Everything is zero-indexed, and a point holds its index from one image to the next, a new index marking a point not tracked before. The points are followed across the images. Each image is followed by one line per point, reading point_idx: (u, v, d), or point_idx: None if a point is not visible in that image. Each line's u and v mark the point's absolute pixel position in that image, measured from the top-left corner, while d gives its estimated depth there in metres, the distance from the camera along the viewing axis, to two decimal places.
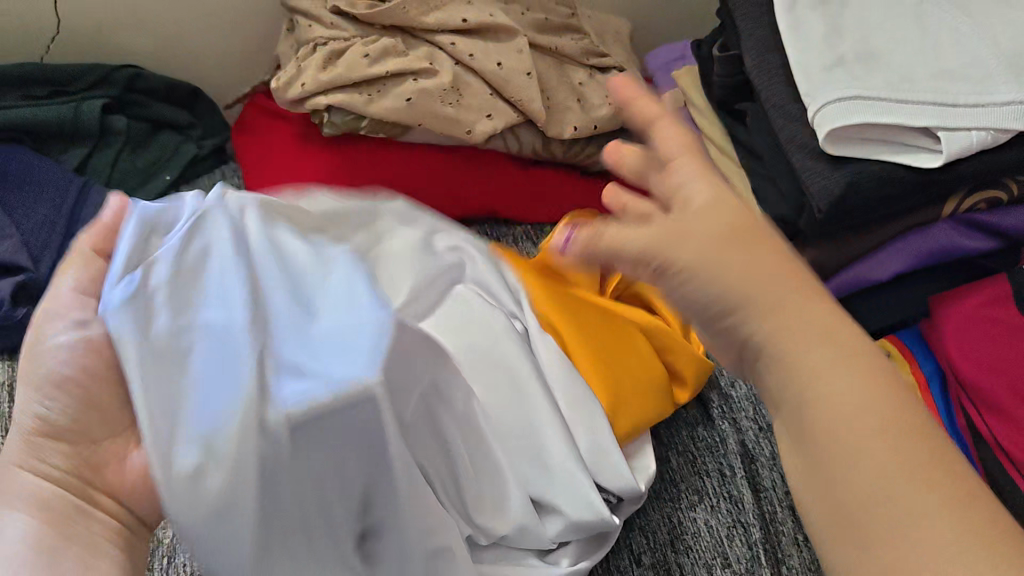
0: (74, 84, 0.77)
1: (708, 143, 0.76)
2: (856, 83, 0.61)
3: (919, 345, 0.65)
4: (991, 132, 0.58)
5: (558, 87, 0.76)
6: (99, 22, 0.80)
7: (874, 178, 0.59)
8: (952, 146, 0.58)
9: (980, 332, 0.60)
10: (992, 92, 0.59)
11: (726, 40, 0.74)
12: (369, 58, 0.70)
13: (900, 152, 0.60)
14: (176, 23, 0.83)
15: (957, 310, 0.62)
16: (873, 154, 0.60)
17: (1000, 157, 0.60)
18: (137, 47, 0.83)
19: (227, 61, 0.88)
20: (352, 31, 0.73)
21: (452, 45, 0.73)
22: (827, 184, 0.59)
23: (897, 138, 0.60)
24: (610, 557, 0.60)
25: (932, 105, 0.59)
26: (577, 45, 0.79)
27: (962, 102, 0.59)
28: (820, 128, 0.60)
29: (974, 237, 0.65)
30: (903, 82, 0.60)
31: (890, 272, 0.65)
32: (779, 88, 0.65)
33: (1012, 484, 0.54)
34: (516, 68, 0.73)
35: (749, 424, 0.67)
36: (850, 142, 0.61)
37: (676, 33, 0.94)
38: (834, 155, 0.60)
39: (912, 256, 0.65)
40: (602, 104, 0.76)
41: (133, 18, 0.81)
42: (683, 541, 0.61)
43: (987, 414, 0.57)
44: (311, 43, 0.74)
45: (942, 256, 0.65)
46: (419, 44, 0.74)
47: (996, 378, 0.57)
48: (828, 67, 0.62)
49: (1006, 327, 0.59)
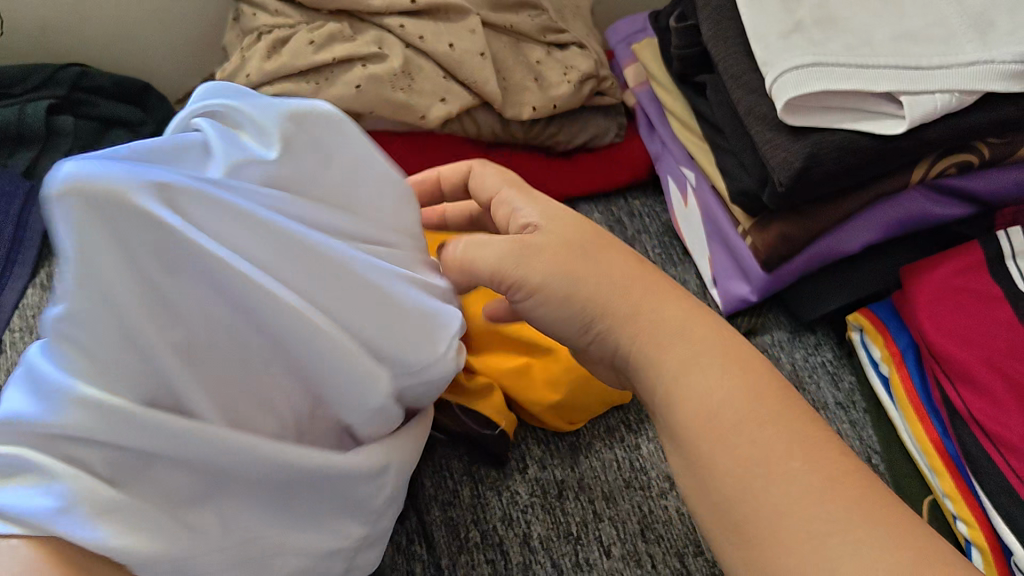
0: (18, 86, 0.75)
1: (672, 118, 0.74)
2: (813, 49, 0.58)
3: (893, 319, 0.63)
4: (956, 94, 0.56)
5: (514, 66, 0.74)
6: (42, 21, 0.77)
7: (836, 148, 0.57)
8: (916, 111, 0.55)
9: (952, 302, 0.58)
10: (957, 53, 0.57)
11: (684, 11, 0.71)
12: (315, 45, 0.68)
13: (861, 120, 0.57)
14: (123, 18, 0.80)
15: (928, 280, 0.60)
16: (832, 124, 0.57)
17: (968, 120, 0.57)
18: (83, 45, 0.81)
19: (179, 54, 0.85)
20: (298, 18, 0.71)
21: (401, 28, 0.70)
22: (788, 156, 0.57)
23: (858, 106, 0.58)
24: (579, 550, 0.58)
25: (893, 69, 0.57)
26: (534, 21, 0.77)
27: (925, 64, 0.56)
28: (778, 97, 0.57)
29: (943, 202, 0.63)
30: (864, 46, 0.58)
31: (860, 244, 0.63)
32: (737, 58, 0.63)
33: (989, 459, 0.52)
34: (468, 49, 0.71)
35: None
36: (810, 111, 0.58)
37: (639, 6, 0.91)
38: (794, 126, 0.58)
39: (882, 226, 0.63)
40: (561, 81, 0.74)
41: (77, 14, 0.78)
42: (653, 531, 0.59)
43: (961, 385, 0.55)
44: (257, 32, 0.71)
45: (912, 224, 0.63)
46: (367, 28, 0.72)
47: (971, 350, 0.55)
48: (785, 33, 0.60)
49: (979, 296, 0.58)
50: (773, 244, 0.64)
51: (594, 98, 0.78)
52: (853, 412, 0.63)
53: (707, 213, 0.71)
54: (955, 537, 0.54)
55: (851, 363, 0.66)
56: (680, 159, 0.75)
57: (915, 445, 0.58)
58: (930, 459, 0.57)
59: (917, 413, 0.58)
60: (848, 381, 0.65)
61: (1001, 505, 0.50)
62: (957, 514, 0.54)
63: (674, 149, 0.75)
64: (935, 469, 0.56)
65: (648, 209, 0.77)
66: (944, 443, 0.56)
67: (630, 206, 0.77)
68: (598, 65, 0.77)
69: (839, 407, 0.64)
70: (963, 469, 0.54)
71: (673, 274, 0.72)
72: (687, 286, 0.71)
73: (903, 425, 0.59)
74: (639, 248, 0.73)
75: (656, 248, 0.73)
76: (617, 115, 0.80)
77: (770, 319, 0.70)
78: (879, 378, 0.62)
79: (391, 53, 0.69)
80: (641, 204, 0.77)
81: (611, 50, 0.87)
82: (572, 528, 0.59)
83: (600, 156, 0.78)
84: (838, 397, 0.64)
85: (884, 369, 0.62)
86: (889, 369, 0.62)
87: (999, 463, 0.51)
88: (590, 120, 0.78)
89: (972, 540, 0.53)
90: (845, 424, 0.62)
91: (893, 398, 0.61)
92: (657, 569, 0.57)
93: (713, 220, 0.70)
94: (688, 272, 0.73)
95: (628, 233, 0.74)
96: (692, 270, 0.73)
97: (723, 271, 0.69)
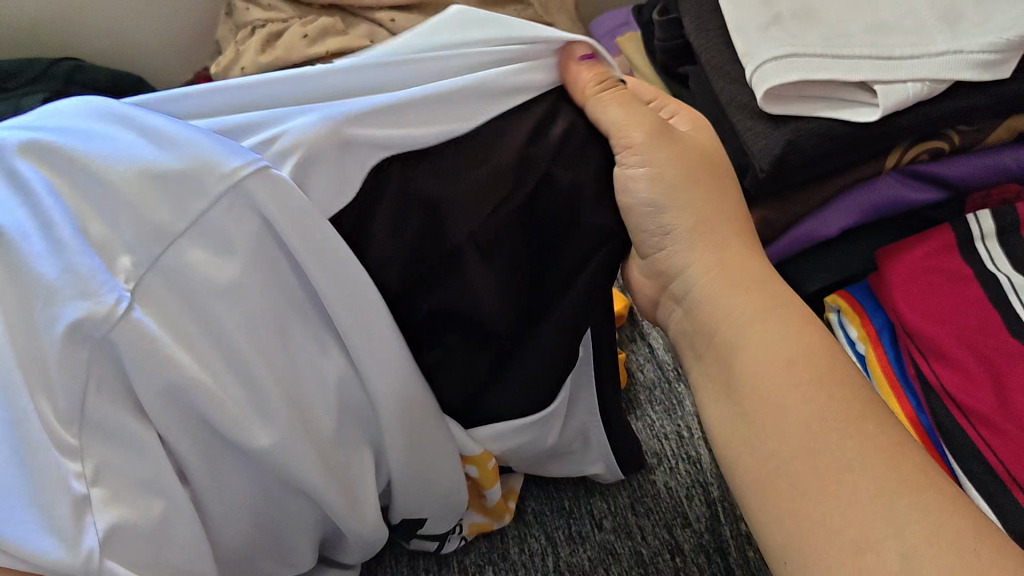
0: (12, 80, 0.75)
1: None
2: (793, 40, 0.61)
3: (868, 299, 0.65)
4: (927, 83, 0.59)
5: None
6: (35, 19, 0.78)
7: (814, 135, 0.59)
8: (890, 99, 0.58)
9: (925, 283, 0.61)
10: (928, 43, 0.59)
11: (666, 6, 0.74)
12: (308, 38, 0.70)
13: (838, 108, 0.60)
14: (115, 13, 0.81)
15: (903, 262, 0.63)
16: (810, 113, 0.60)
17: (939, 108, 0.60)
18: (75, 43, 0.82)
19: (170, 45, 0.87)
20: (291, 12, 0.73)
21: (391, 22, 0.72)
22: (768, 143, 0.60)
23: (836, 94, 0.60)
24: (572, 524, 0.61)
25: (868, 59, 0.59)
26: (521, 16, 0.79)
27: (899, 54, 0.59)
28: (758, 87, 0.60)
29: (916, 187, 0.65)
30: (839, 37, 0.61)
31: (838, 227, 0.65)
32: (719, 50, 0.66)
33: (961, 430, 0.55)
34: None
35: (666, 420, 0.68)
36: (788, 100, 0.61)
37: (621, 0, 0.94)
38: (775, 113, 0.61)
39: (859, 210, 0.66)
40: None
41: (71, 10, 0.79)
42: (643, 503, 0.62)
43: (935, 361, 0.58)
44: (251, 27, 0.73)
45: (886, 208, 0.66)
46: (359, 22, 0.74)
47: (942, 327, 0.58)
48: (765, 26, 0.62)
49: (951, 277, 0.61)
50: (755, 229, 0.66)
51: None
52: None
53: None
54: None
55: None
56: None
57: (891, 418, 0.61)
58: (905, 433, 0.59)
59: (892, 388, 0.61)
60: None
61: (974, 472, 0.53)
62: None
63: None
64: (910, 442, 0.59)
65: None
66: (919, 416, 0.59)
67: None
68: None
69: None
70: (937, 440, 0.57)
71: None
72: None
73: (879, 399, 0.62)
74: None
75: None
76: None
77: None
78: (857, 356, 0.65)
79: (383, 47, 0.71)
80: None
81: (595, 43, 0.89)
82: (565, 502, 0.62)
83: None
84: None
85: (862, 348, 0.65)
86: (866, 347, 0.64)
87: (970, 433, 0.54)
88: None
89: None
90: None
91: (870, 375, 0.64)
92: (647, 541, 0.60)
93: None
94: None
95: None
96: None
97: None
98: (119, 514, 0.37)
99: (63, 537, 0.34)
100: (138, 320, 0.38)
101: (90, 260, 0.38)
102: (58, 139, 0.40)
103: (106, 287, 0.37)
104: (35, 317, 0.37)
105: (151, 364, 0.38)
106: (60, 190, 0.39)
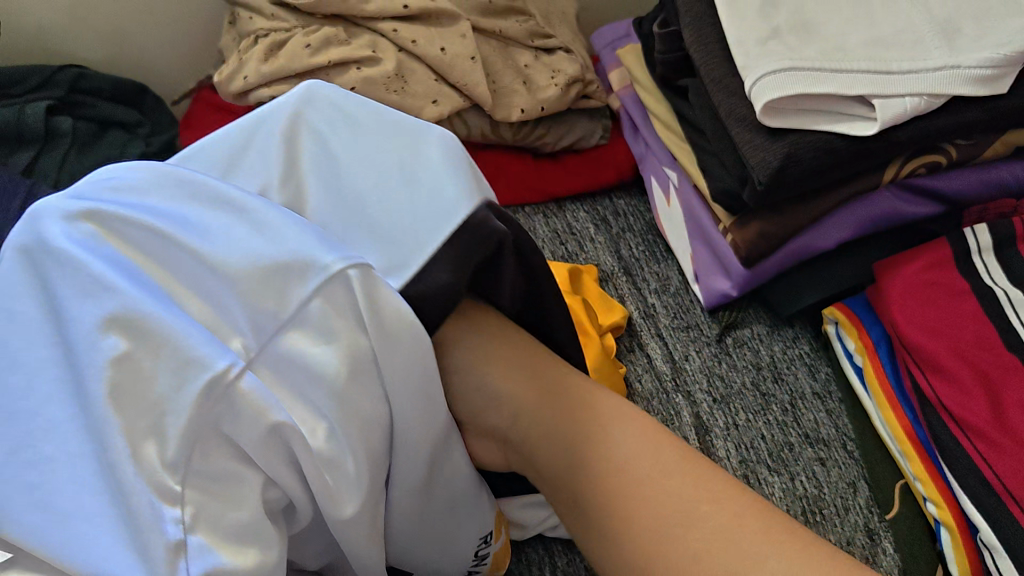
0: (17, 88, 0.75)
1: (656, 121, 0.77)
2: (791, 54, 0.61)
3: (867, 314, 0.66)
4: (924, 98, 0.59)
5: (504, 70, 0.77)
6: (40, 27, 0.79)
7: (811, 148, 0.60)
8: (887, 114, 0.58)
9: (922, 296, 0.61)
10: (924, 58, 0.60)
11: (667, 18, 0.75)
12: (311, 49, 0.71)
13: (836, 122, 0.60)
14: (118, 21, 0.82)
15: (900, 274, 0.63)
16: (808, 126, 0.60)
17: (936, 122, 0.60)
18: (78, 49, 0.82)
19: (174, 54, 0.87)
20: (293, 22, 0.73)
21: (394, 33, 0.73)
22: (766, 156, 0.60)
23: (835, 108, 0.61)
24: None
25: (865, 73, 0.60)
26: (522, 27, 0.79)
27: (896, 69, 0.59)
28: (757, 101, 0.60)
29: (911, 201, 0.66)
30: (837, 51, 0.61)
31: (834, 241, 0.66)
32: (718, 63, 0.66)
33: (956, 443, 0.55)
34: (459, 53, 0.73)
35: (703, 397, 0.65)
36: (786, 113, 0.61)
37: (624, 11, 0.94)
38: (773, 127, 0.61)
39: (855, 223, 0.66)
40: (548, 85, 0.77)
41: (75, 17, 0.80)
42: None
43: (931, 374, 0.58)
44: (254, 36, 0.74)
45: (884, 222, 0.66)
46: (361, 33, 0.74)
47: (938, 340, 0.58)
48: (764, 39, 0.63)
49: (947, 290, 0.61)
50: (753, 241, 0.67)
51: (581, 101, 0.81)
52: (830, 402, 0.66)
53: (689, 212, 0.74)
54: (925, 518, 0.57)
55: (827, 356, 0.69)
56: (663, 159, 0.78)
57: (886, 430, 0.61)
58: (901, 445, 0.59)
59: (888, 399, 0.61)
60: (824, 373, 0.68)
61: (967, 485, 0.53)
62: (927, 496, 0.57)
63: (658, 150, 0.78)
64: (906, 454, 0.59)
65: (632, 208, 0.80)
66: (915, 429, 0.59)
67: (615, 205, 0.80)
68: (584, 69, 0.80)
69: (816, 397, 0.66)
70: (933, 453, 0.57)
71: (657, 271, 0.75)
72: (670, 282, 0.74)
73: (876, 411, 0.62)
74: (624, 245, 0.76)
75: (640, 247, 0.76)
76: (601, 117, 0.84)
77: (750, 313, 0.72)
78: (854, 368, 0.65)
79: (385, 57, 0.72)
80: (626, 204, 0.80)
81: (596, 55, 0.90)
82: None
83: (585, 157, 0.81)
84: (815, 388, 0.67)
85: (859, 360, 0.65)
86: (863, 360, 0.64)
87: (965, 446, 0.54)
88: (577, 121, 0.82)
89: (942, 519, 0.55)
90: (823, 413, 0.65)
91: (866, 387, 0.64)
92: None
93: (695, 219, 0.73)
94: (671, 269, 0.75)
95: (613, 231, 0.77)
96: (674, 267, 0.75)
97: (704, 268, 0.72)
98: (219, 551, 0.31)
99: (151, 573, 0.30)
100: (296, 339, 0.35)
101: (219, 292, 0.35)
102: (127, 211, 0.35)
103: (240, 322, 0.35)
104: (142, 362, 0.32)
105: (281, 384, 0.35)
106: (144, 254, 0.35)
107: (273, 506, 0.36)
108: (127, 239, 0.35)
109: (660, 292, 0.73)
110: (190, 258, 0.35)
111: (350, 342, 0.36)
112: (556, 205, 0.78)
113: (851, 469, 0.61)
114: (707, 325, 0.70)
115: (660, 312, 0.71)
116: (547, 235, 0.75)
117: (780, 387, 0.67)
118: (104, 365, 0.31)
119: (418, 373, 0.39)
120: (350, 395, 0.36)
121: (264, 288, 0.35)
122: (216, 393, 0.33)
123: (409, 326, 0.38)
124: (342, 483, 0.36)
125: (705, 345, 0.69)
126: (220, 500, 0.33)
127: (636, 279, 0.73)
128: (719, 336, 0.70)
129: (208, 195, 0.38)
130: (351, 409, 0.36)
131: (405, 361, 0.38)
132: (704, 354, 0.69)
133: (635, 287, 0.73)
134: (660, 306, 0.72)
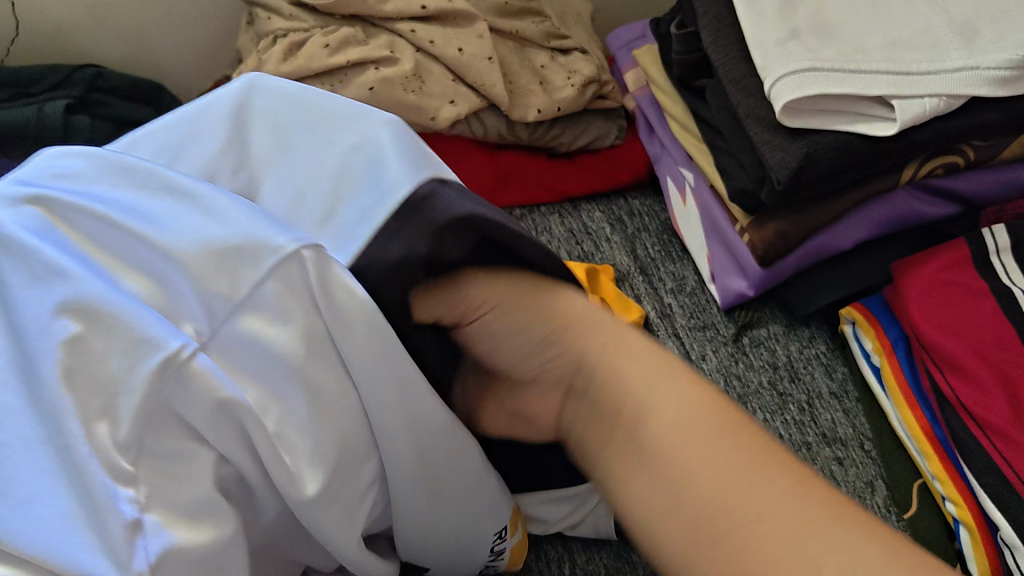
0: (35, 86, 0.76)
1: (672, 121, 0.77)
2: (810, 56, 0.61)
3: (884, 313, 0.66)
4: (944, 99, 0.59)
5: (520, 71, 0.77)
6: (58, 26, 0.79)
7: (830, 148, 0.60)
8: (906, 114, 0.59)
9: (939, 296, 0.61)
10: (944, 60, 0.60)
11: (684, 19, 0.75)
12: (329, 49, 0.71)
13: (855, 122, 0.61)
14: (136, 21, 0.82)
15: (918, 274, 0.63)
16: (827, 127, 0.61)
17: (954, 123, 0.61)
18: (95, 49, 0.82)
19: (190, 55, 0.87)
20: (312, 22, 0.73)
21: (411, 33, 0.73)
22: (786, 156, 0.60)
23: (853, 108, 0.61)
24: None
25: (885, 74, 0.60)
26: (538, 28, 0.80)
27: (915, 69, 0.60)
28: (776, 101, 0.61)
29: (928, 201, 0.66)
30: (857, 53, 0.61)
31: (851, 241, 0.67)
32: (737, 64, 0.67)
33: (976, 443, 0.55)
34: (477, 53, 0.73)
35: None
36: (805, 114, 0.61)
37: (638, 13, 0.94)
38: (792, 127, 0.61)
39: (872, 224, 0.66)
40: (564, 86, 0.77)
41: (93, 17, 0.80)
42: None
43: (949, 373, 0.58)
44: (272, 36, 0.74)
45: (901, 222, 0.66)
46: (378, 33, 0.74)
47: (957, 340, 0.58)
48: (783, 41, 0.63)
49: (964, 290, 0.61)
50: (770, 241, 0.67)
51: (596, 102, 0.82)
52: (847, 401, 0.66)
53: (705, 212, 0.74)
54: (943, 517, 0.57)
55: (844, 356, 0.69)
56: (679, 160, 0.78)
57: (904, 430, 0.61)
58: (920, 445, 0.59)
59: (906, 398, 0.61)
60: (841, 373, 0.68)
61: (986, 484, 0.53)
62: (946, 495, 0.57)
63: (674, 150, 0.79)
64: (924, 453, 0.59)
65: (647, 209, 0.80)
66: (934, 428, 0.59)
67: (630, 205, 0.80)
68: (600, 70, 0.80)
69: (833, 397, 0.66)
70: (951, 452, 0.57)
71: (673, 270, 0.75)
72: (687, 281, 0.74)
73: (894, 411, 0.62)
74: (640, 246, 0.76)
75: (656, 247, 0.76)
76: (616, 118, 0.84)
77: (766, 313, 0.73)
78: (871, 368, 0.65)
79: (402, 57, 0.72)
80: (641, 204, 0.80)
81: (611, 56, 0.90)
82: None
83: (600, 157, 0.82)
84: (832, 387, 0.67)
85: (876, 360, 0.65)
86: (880, 359, 0.65)
87: (984, 445, 0.54)
88: (593, 122, 0.82)
89: (960, 518, 0.55)
90: (840, 413, 0.65)
91: (884, 386, 0.64)
92: None
93: (712, 219, 0.73)
94: (686, 268, 0.75)
95: (629, 232, 0.77)
96: (690, 266, 0.75)
97: (721, 267, 0.72)
98: (172, 530, 0.30)
99: (115, 559, 0.28)
100: (251, 322, 0.34)
101: (170, 274, 0.34)
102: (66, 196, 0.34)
103: (194, 307, 0.34)
104: (94, 344, 0.31)
105: (233, 366, 0.34)
106: (90, 241, 0.34)
107: (227, 483, 0.35)
108: (73, 225, 0.34)
109: (676, 291, 0.73)
110: (131, 242, 0.34)
111: (296, 321, 0.35)
112: (571, 205, 0.78)
113: (868, 469, 0.62)
114: (724, 325, 0.71)
115: (677, 312, 0.71)
116: (563, 234, 0.75)
117: (796, 387, 0.67)
118: (56, 347, 0.30)
119: (388, 367, 0.38)
120: (298, 378, 0.35)
121: (213, 269, 0.34)
122: (170, 372, 0.32)
123: (370, 312, 0.37)
124: (298, 462, 0.35)
125: (722, 344, 0.69)
126: (171, 481, 0.32)
127: (652, 279, 0.74)
128: (736, 336, 0.70)
129: (153, 176, 0.36)
130: (298, 392, 0.35)
131: (366, 348, 0.37)
132: (721, 353, 0.69)
133: (651, 286, 0.73)
134: (676, 306, 0.72)
